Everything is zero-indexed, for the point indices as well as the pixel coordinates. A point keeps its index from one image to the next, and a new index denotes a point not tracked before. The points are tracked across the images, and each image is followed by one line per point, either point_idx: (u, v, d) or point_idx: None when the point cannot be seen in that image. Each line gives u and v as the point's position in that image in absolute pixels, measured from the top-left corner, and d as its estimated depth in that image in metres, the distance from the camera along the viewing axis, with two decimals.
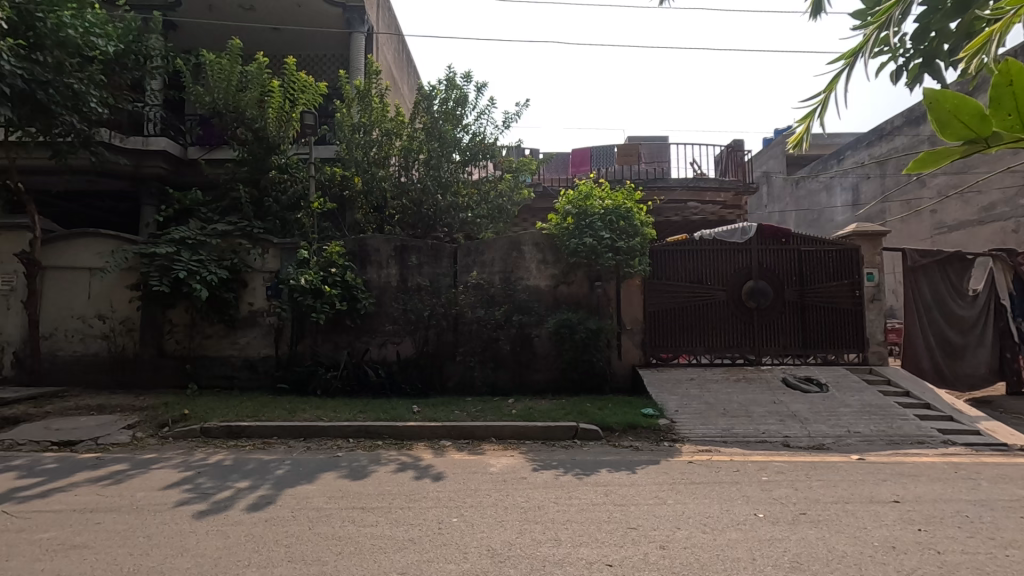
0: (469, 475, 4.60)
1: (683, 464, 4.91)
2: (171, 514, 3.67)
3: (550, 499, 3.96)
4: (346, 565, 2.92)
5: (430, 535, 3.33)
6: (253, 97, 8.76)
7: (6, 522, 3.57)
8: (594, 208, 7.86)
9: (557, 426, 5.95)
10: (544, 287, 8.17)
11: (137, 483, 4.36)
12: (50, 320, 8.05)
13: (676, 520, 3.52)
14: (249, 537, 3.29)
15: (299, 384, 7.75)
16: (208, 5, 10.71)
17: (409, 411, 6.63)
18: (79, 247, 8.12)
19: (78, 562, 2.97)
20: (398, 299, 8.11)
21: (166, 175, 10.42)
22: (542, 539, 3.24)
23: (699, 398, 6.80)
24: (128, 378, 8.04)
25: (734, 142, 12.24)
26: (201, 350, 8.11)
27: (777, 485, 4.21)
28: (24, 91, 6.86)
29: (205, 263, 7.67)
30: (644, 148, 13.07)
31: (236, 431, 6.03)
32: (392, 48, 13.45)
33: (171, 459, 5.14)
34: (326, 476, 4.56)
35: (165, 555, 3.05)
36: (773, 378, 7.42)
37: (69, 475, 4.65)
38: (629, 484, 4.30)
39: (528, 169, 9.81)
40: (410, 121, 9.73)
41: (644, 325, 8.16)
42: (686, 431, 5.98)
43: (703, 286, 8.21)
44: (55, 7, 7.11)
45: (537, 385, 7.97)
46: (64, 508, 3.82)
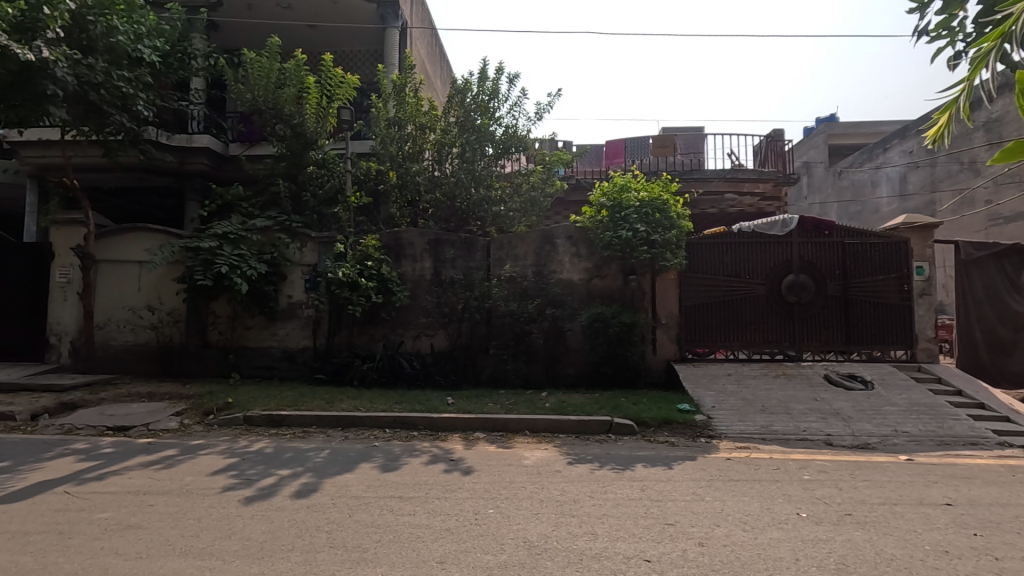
0: (503, 467, 4.63)
1: (721, 461, 4.82)
2: (219, 499, 3.81)
3: (585, 492, 3.96)
4: (386, 553, 2.97)
5: (467, 526, 3.36)
6: (291, 94, 8.96)
7: (69, 502, 3.77)
8: (630, 200, 7.75)
9: (591, 420, 5.94)
10: (577, 280, 8.12)
11: (186, 468, 4.55)
12: (103, 311, 8.45)
13: (715, 518, 3.46)
14: (292, 523, 3.39)
15: (336, 374, 7.93)
16: (248, 5, 10.96)
17: (444, 403, 6.70)
18: (129, 241, 8.46)
19: (134, 542, 3.11)
20: (432, 292, 8.20)
21: (208, 171, 10.77)
22: (579, 533, 3.23)
23: (737, 394, 6.66)
24: (174, 367, 8.37)
25: (773, 131, 11.94)
26: (243, 340, 8.38)
27: (820, 485, 4.09)
28: (78, 93, 7.18)
29: (246, 258, 7.90)
30: (680, 139, 12.81)
31: (277, 420, 6.21)
32: (425, 44, 13.57)
33: (217, 446, 5.34)
34: (364, 466, 4.65)
35: (214, 537, 3.17)
36: (815, 375, 7.21)
37: (124, 458, 4.87)
38: (666, 479, 4.25)
39: (561, 161, 9.80)
40: (444, 115, 9.80)
41: (679, 319, 8.03)
42: (723, 427, 5.86)
43: (741, 280, 8.02)
44: (106, 12, 7.40)
45: (570, 379, 7.94)
46: (119, 490, 4.01)
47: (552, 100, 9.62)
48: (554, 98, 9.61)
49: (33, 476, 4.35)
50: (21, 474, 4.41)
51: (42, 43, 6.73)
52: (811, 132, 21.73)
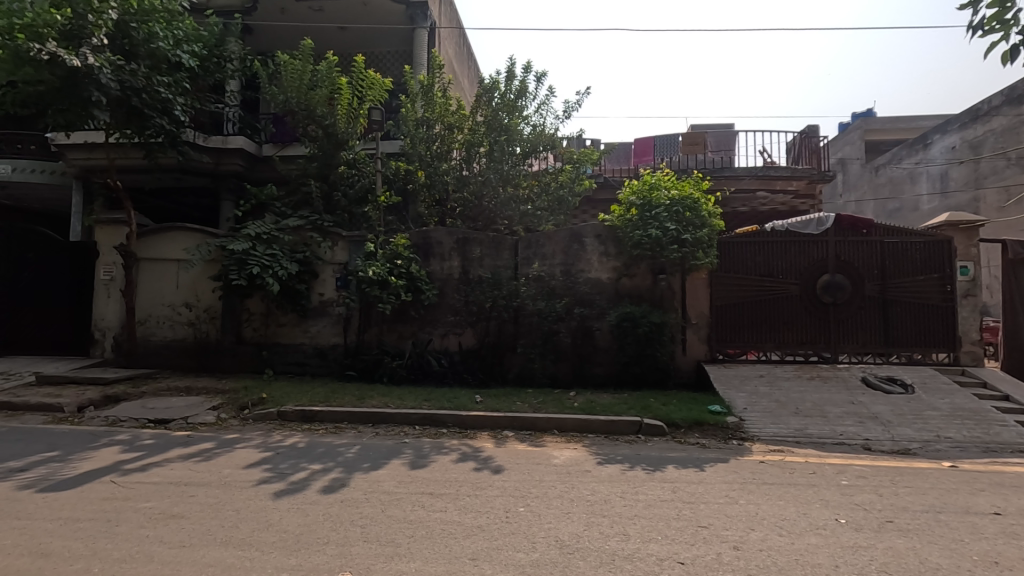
0: (533, 466, 4.63)
1: (754, 464, 4.73)
2: (254, 492, 3.91)
3: (616, 493, 3.93)
4: (418, 548, 3.01)
5: (499, 523, 3.38)
6: (323, 95, 9.11)
7: (115, 491, 3.92)
8: (659, 199, 7.66)
9: (620, 420, 5.89)
10: (605, 279, 8.07)
11: (224, 461, 4.69)
12: (144, 307, 8.74)
13: (750, 521, 3.40)
14: (327, 516, 3.46)
15: (366, 371, 8.05)
16: (282, 8, 11.22)
17: (472, 401, 6.74)
18: (168, 241, 8.73)
19: (178, 531, 3.22)
20: (460, 290, 8.25)
21: (242, 171, 11.03)
22: (610, 533, 3.21)
23: (770, 396, 6.53)
24: (211, 362, 8.60)
25: (807, 127, 11.67)
26: (276, 337, 8.56)
27: (859, 491, 3.97)
28: (121, 97, 7.43)
29: (278, 257, 8.08)
30: (710, 137, 12.65)
31: (310, 415, 6.33)
32: (454, 43, 13.66)
33: (252, 440, 5.48)
34: (394, 462, 4.71)
35: (253, 528, 3.25)
36: (851, 378, 7.01)
37: (163, 451, 5.04)
38: (698, 481, 4.20)
39: (590, 160, 9.76)
40: (472, 115, 9.86)
41: (710, 319, 7.91)
42: (755, 430, 5.74)
43: (774, 279, 7.85)
44: (148, 19, 7.67)
45: (598, 379, 7.88)
46: (161, 481, 4.15)
47: (581, 99, 9.61)
48: (583, 98, 9.60)
49: (81, 465, 4.54)
50: (70, 463, 4.60)
51: (87, 50, 7.00)
52: (846, 128, 21.15)
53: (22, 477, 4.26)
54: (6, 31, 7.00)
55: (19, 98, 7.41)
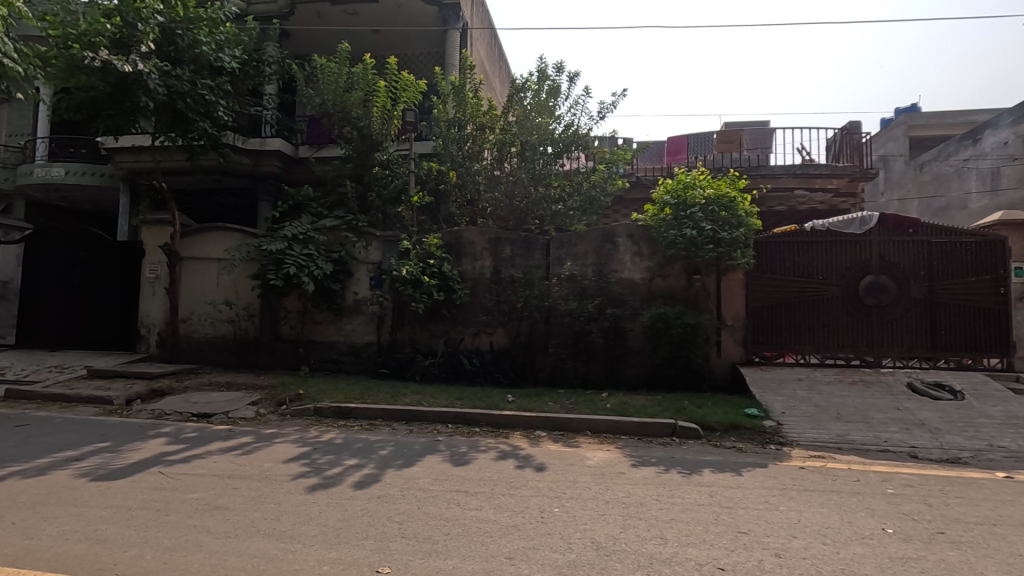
0: (568, 466, 4.62)
1: (795, 470, 4.60)
2: (293, 486, 4.00)
3: (652, 495, 3.89)
4: (455, 546, 3.03)
5: (534, 522, 3.38)
6: (358, 97, 9.24)
7: (164, 482, 4.07)
8: (694, 198, 7.53)
9: (654, 422, 5.82)
10: (638, 280, 7.99)
11: (264, 455, 4.81)
12: (187, 305, 9.05)
13: (791, 528, 3.32)
14: (364, 512, 3.51)
15: (399, 369, 8.16)
16: (318, 12, 11.47)
17: (504, 400, 6.77)
18: (209, 240, 9.02)
19: (223, 522, 3.32)
20: (491, 290, 8.28)
21: (280, 172, 11.32)
22: (647, 536, 3.18)
23: (809, 401, 6.35)
24: (249, 358, 8.85)
25: (849, 123, 11.32)
26: (313, 335, 8.74)
27: (906, 500, 3.83)
28: (166, 101, 7.71)
29: (314, 257, 8.26)
30: (746, 134, 12.39)
31: (345, 412, 6.45)
32: (485, 44, 13.72)
33: (290, 435, 5.60)
34: (430, 459, 4.76)
35: (294, 522, 3.33)
36: (896, 383, 6.77)
37: (206, 444, 5.21)
38: (736, 486, 4.11)
39: (623, 159, 9.68)
40: (504, 115, 9.89)
41: (746, 321, 7.74)
42: (794, 434, 5.59)
43: (814, 280, 7.65)
44: (193, 26, 7.89)
45: (631, 381, 7.81)
46: (206, 473, 4.29)
47: (616, 99, 9.57)
48: (618, 98, 9.57)
49: (131, 456, 4.73)
50: (121, 454, 4.80)
51: (137, 57, 7.29)
52: (889, 124, 20.49)
53: (77, 465, 4.47)
54: (63, 41, 7.36)
55: (72, 104, 7.76)
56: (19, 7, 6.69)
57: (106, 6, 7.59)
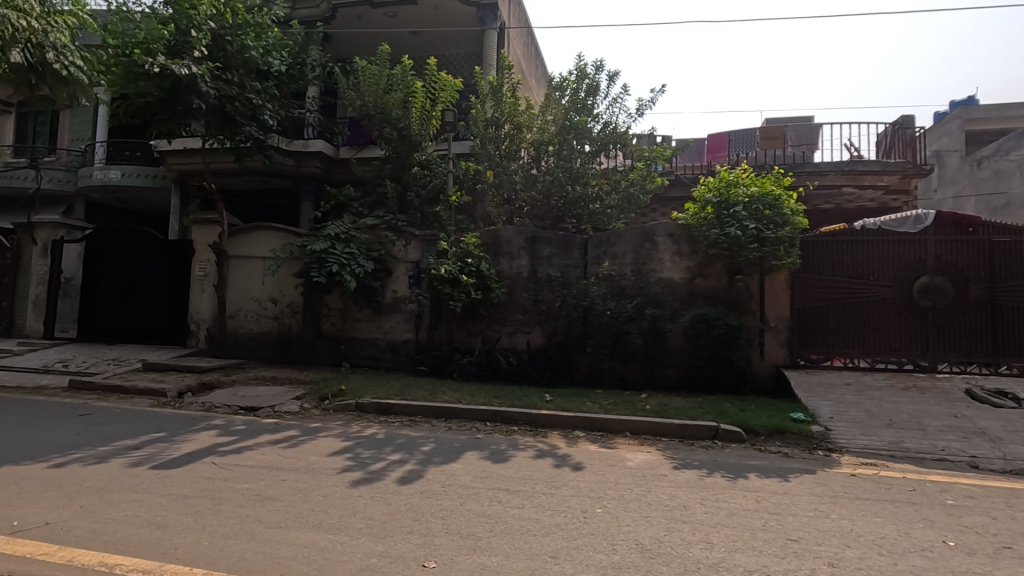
0: (608, 467, 4.59)
1: (846, 477, 4.44)
2: (338, 479, 4.09)
3: (696, 499, 3.82)
4: (498, 543, 3.05)
5: (577, 522, 3.37)
6: (398, 98, 9.37)
7: (216, 472, 4.23)
8: (737, 196, 7.36)
9: (695, 425, 5.72)
10: (678, 279, 7.86)
11: (310, 448, 4.94)
12: (234, 302, 9.37)
13: (844, 537, 3.21)
14: (408, 506, 3.57)
15: (437, 366, 8.25)
16: (358, 16, 11.69)
17: (542, 399, 6.76)
18: (255, 240, 9.31)
19: (274, 512, 3.43)
20: (529, 289, 8.28)
21: (321, 173, 11.61)
22: (693, 540, 3.13)
23: (859, 406, 6.13)
24: (293, 354, 9.09)
25: (901, 117, 10.88)
26: (353, 332, 8.92)
27: (968, 512, 3.65)
28: (216, 105, 7.99)
29: (356, 255, 8.44)
30: (790, 131, 12.06)
31: (385, 408, 6.56)
32: (522, 43, 13.74)
33: (333, 430, 5.74)
34: (470, 457, 4.79)
35: (341, 514, 3.41)
36: (953, 390, 6.46)
37: (255, 436, 5.38)
38: (783, 492, 4.00)
39: (661, 157, 9.56)
40: (542, 114, 9.93)
41: (791, 323, 7.52)
42: (844, 440, 5.39)
43: (864, 281, 7.37)
44: (241, 33, 8.18)
45: (669, 382, 7.67)
46: (255, 464, 4.44)
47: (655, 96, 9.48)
48: (656, 94, 9.48)
49: (184, 447, 4.93)
50: (175, 444, 5.01)
51: (190, 61, 7.60)
52: (943, 118, 19.63)
53: (136, 454, 4.69)
54: (122, 49, 7.74)
55: (129, 110, 8.12)
56: (84, 17, 7.08)
57: (161, 15, 7.93)
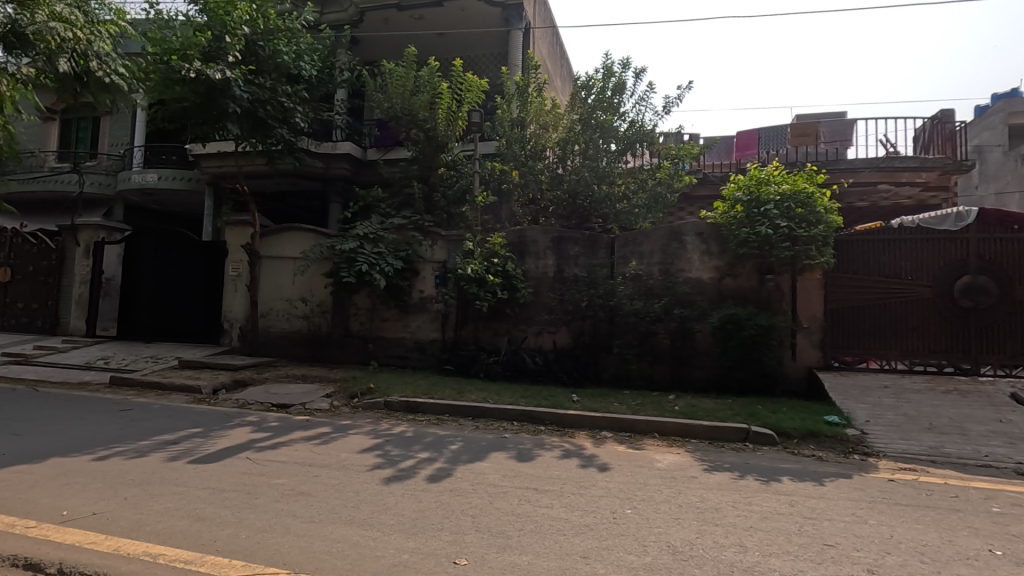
0: (637, 468, 4.55)
1: (883, 482, 4.31)
2: (369, 476, 4.15)
3: (728, 502, 3.76)
4: (529, 542, 3.05)
5: (607, 523, 3.35)
6: (424, 100, 9.43)
7: (252, 467, 4.34)
8: (768, 194, 7.22)
9: (726, 426, 5.64)
10: (707, 279, 7.74)
11: (341, 445, 5.02)
12: (266, 302, 9.57)
13: (883, 543, 3.12)
14: (438, 504, 3.60)
15: (464, 366, 8.30)
16: (385, 19, 11.84)
17: (569, 399, 6.75)
18: (286, 240, 9.50)
19: (308, 507, 3.50)
20: (555, 289, 8.27)
21: (349, 175, 11.78)
22: (726, 543, 3.09)
23: (896, 409, 5.95)
24: (322, 353, 9.25)
25: (940, 111, 10.53)
26: (381, 331, 9.03)
27: (1015, 520, 3.51)
28: (249, 109, 8.20)
29: (384, 255, 8.55)
30: (823, 127, 11.77)
31: (413, 406, 6.63)
32: (547, 42, 13.72)
33: (363, 427, 5.83)
34: (497, 456, 4.81)
35: (372, 510, 3.46)
36: (997, 394, 6.22)
37: (287, 433, 5.50)
38: (818, 496, 3.91)
39: (689, 155, 9.46)
40: (567, 113, 9.89)
41: (824, 324, 7.34)
42: (881, 444, 5.24)
43: (901, 280, 7.16)
44: (273, 37, 8.39)
45: (698, 383, 7.56)
46: (288, 460, 4.53)
47: (682, 93, 9.38)
48: (684, 92, 9.38)
49: (220, 443, 5.06)
50: (212, 440, 5.15)
51: (224, 66, 7.83)
52: (984, 112, 18.94)
53: (175, 449, 4.84)
54: (161, 56, 7.99)
55: (166, 115, 8.38)
56: (125, 26, 7.33)
57: (197, 22, 8.17)
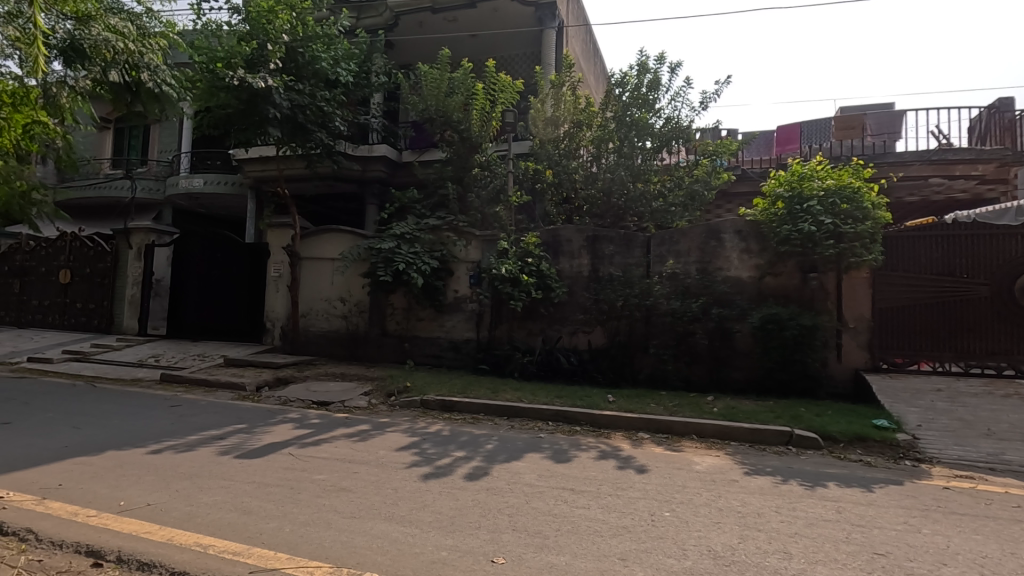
0: (675, 470, 4.49)
1: (937, 490, 4.12)
2: (407, 473, 4.22)
3: (771, 507, 3.66)
4: (566, 542, 3.05)
5: (645, 525, 3.31)
6: (459, 101, 9.50)
7: (295, 463, 4.46)
8: (811, 190, 7.00)
9: (767, 429, 5.49)
10: (746, 278, 7.55)
11: (379, 443, 5.11)
12: (306, 301, 9.83)
13: (939, 554, 2.98)
14: (475, 502, 3.62)
15: (498, 365, 8.33)
16: (419, 22, 12.01)
17: (605, 400, 6.69)
18: (325, 242, 9.73)
19: (348, 503, 3.57)
20: (590, 288, 8.22)
21: (385, 177, 11.98)
22: (769, 549, 3.00)
23: (951, 414, 5.67)
24: (360, 352, 9.43)
25: (998, 99, 10.00)
26: (417, 331, 9.15)
27: None
28: (290, 114, 8.44)
29: (420, 255, 8.66)
30: (870, 119, 11.35)
31: (449, 405, 6.70)
32: (581, 40, 13.65)
33: (400, 425, 5.92)
34: (533, 455, 4.81)
35: (410, 507, 3.51)
36: None
37: (328, 430, 5.62)
38: (867, 503, 3.77)
39: (727, 151, 9.29)
40: (601, 111, 9.81)
41: (872, 324, 7.05)
42: (934, 450, 5.01)
43: (956, 278, 6.84)
44: (312, 44, 8.63)
45: (737, 385, 7.38)
46: (329, 457, 4.64)
47: (720, 88, 9.20)
48: (721, 86, 9.21)
49: (265, 438, 5.22)
50: (256, 436, 5.32)
51: (266, 74, 8.09)
52: None
53: (223, 444, 5.02)
54: (207, 65, 8.30)
55: (212, 121, 8.69)
56: (173, 37, 7.64)
57: (241, 31, 8.46)
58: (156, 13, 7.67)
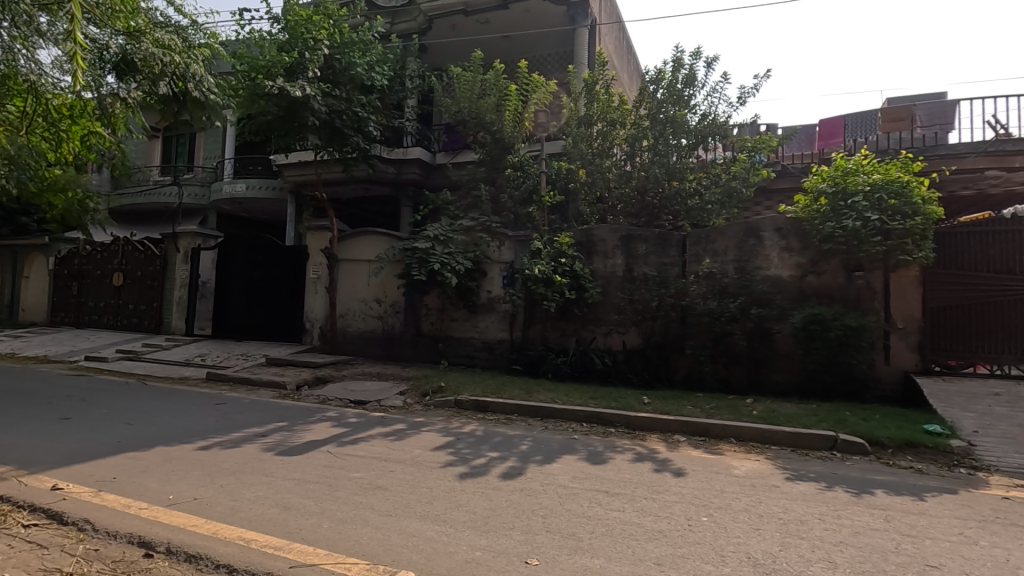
0: (713, 474, 4.39)
1: (996, 500, 3.90)
2: (442, 473, 4.26)
3: (814, 514, 3.54)
4: (601, 545, 3.02)
5: (682, 530, 3.25)
6: (491, 103, 9.55)
7: (333, 460, 4.56)
8: (856, 185, 6.74)
9: (810, 434, 5.31)
10: (787, 277, 7.33)
11: (414, 442, 5.17)
12: (343, 302, 10.03)
13: (998, 568, 2.82)
14: (508, 503, 3.62)
15: (532, 366, 8.31)
16: (452, 25, 12.14)
17: (640, 401, 6.60)
18: (362, 244, 9.93)
19: (384, 501, 3.63)
20: (624, 288, 8.13)
21: (419, 179, 12.13)
22: (812, 558, 2.91)
23: (1010, 420, 5.36)
24: (395, 352, 9.57)
25: None
26: (451, 331, 9.24)
27: None
28: (327, 120, 8.65)
29: (454, 256, 8.72)
30: (919, 110, 10.93)
31: (482, 405, 6.74)
32: (614, 38, 13.53)
33: (435, 425, 5.98)
34: (567, 457, 4.78)
35: (445, 507, 3.54)
36: None
37: (365, 428, 5.73)
38: (919, 512, 3.60)
39: (767, 147, 9.04)
40: (635, 109, 9.68)
41: (923, 324, 6.74)
42: (992, 457, 4.74)
43: (1016, 277, 6.48)
44: (348, 51, 8.82)
45: (778, 387, 7.17)
46: (366, 455, 4.73)
47: (758, 82, 8.96)
48: (760, 80, 8.97)
49: (304, 436, 5.36)
50: (297, 433, 5.47)
51: (304, 82, 8.32)
52: None
53: (265, 441, 5.17)
54: (248, 73, 8.57)
55: (253, 128, 8.91)
56: (217, 48, 7.94)
57: (281, 40, 8.70)
58: (200, 25, 7.94)
